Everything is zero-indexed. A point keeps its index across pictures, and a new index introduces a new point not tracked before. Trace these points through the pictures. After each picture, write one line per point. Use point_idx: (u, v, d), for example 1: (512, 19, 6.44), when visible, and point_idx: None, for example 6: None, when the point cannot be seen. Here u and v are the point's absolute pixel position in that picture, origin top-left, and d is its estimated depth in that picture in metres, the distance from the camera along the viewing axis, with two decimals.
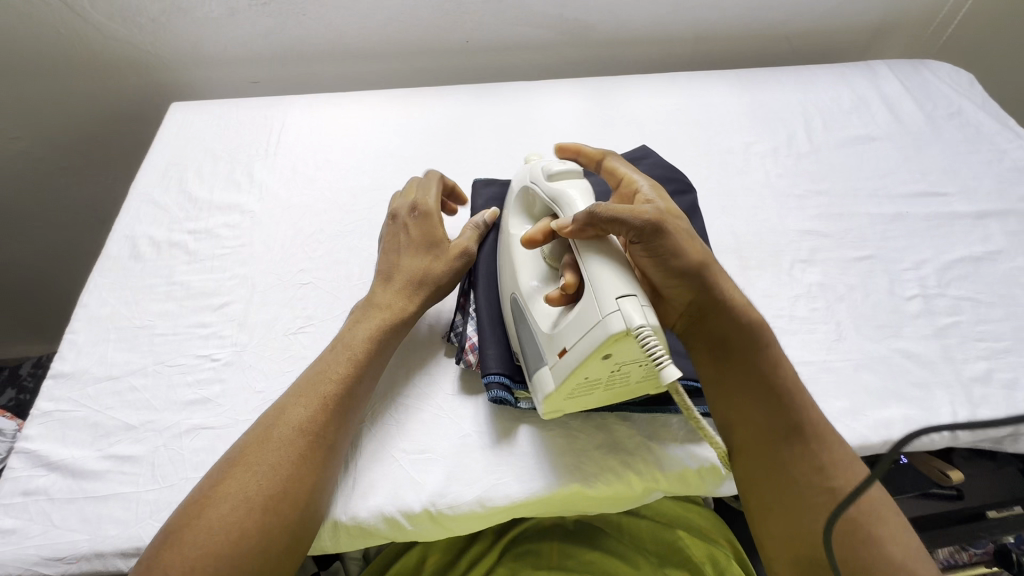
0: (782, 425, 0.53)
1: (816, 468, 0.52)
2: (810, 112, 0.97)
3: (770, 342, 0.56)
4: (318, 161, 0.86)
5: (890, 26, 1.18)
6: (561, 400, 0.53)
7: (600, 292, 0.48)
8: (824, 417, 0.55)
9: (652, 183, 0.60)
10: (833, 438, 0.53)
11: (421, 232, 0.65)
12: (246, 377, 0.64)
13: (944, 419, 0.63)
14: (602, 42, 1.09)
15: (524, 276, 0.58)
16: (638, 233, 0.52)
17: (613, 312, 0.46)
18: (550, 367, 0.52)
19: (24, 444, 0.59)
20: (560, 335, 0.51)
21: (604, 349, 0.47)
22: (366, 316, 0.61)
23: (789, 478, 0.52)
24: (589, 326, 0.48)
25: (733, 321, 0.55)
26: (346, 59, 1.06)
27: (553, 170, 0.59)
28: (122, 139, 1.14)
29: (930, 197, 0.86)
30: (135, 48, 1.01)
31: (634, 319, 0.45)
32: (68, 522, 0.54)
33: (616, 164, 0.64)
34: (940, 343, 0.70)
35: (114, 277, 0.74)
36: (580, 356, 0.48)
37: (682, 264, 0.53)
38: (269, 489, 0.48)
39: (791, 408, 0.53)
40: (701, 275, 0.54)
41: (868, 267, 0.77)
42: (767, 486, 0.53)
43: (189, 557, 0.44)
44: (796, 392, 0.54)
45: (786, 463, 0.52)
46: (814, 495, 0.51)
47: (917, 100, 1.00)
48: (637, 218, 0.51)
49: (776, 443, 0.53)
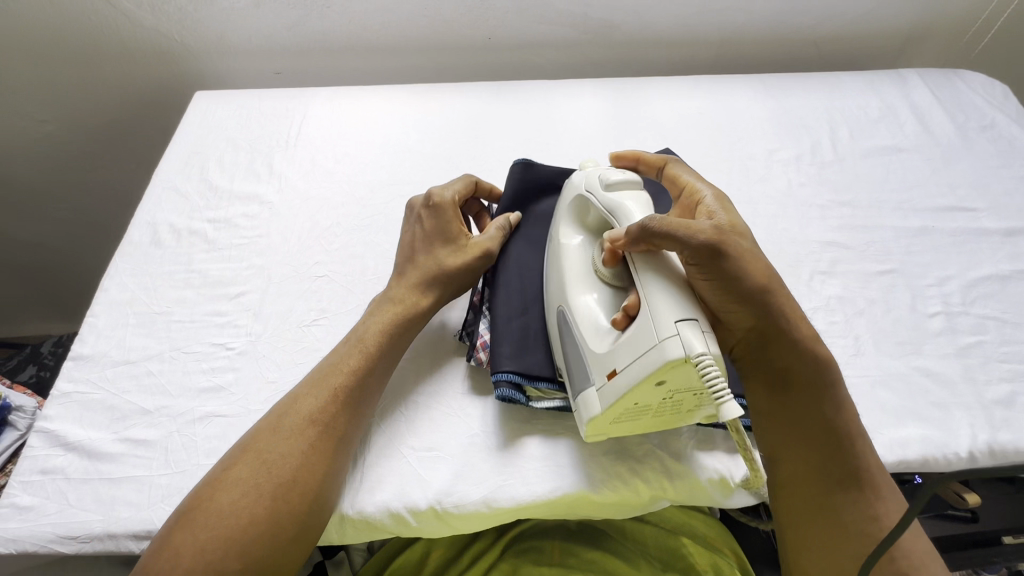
0: (835, 461, 0.52)
1: (870, 517, 0.50)
2: (836, 120, 0.95)
3: (828, 372, 0.55)
4: (336, 154, 0.87)
5: (922, 33, 1.15)
6: (605, 424, 0.53)
7: (658, 317, 0.48)
8: (881, 466, 0.54)
9: (717, 194, 0.61)
10: (884, 486, 0.52)
11: (437, 227, 0.65)
12: (260, 367, 0.65)
13: (963, 441, 0.62)
14: (625, 43, 1.08)
15: (574, 290, 0.57)
16: (696, 253, 0.52)
17: (672, 336, 0.46)
18: (598, 389, 0.52)
19: (43, 424, 0.61)
20: (611, 356, 0.51)
21: (660, 375, 0.46)
22: (380, 309, 0.62)
23: (839, 524, 0.51)
24: (643, 349, 0.48)
25: (794, 352, 0.55)
26: (368, 52, 1.06)
27: (611, 179, 0.60)
28: (146, 125, 1.16)
29: (957, 212, 0.83)
30: (161, 37, 1.02)
31: (694, 346, 0.46)
32: (82, 502, 0.55)
33: (680, 172, 0.65)
34: (961, 363, 0.68)
35: (134, 263, 0.75)
36: (633, 380, 0.48)
37: (743, 291, 0.53)
38: (278, 476, 0.49)
39: (844, 444, 0.53)
40: (761, 302, 0.54)
41: (890, 281, 0.76)
42: (813, 527, 0.52)
43: (200, 538, 0.45)
44: (850, 428, 0.53)
45: (838, 509, 0.51)
46: (861, 542, 0.50)
47: (948, 110, 0.97)
48: (693, 235, 0.51)
49: (830, 487, 0.52)
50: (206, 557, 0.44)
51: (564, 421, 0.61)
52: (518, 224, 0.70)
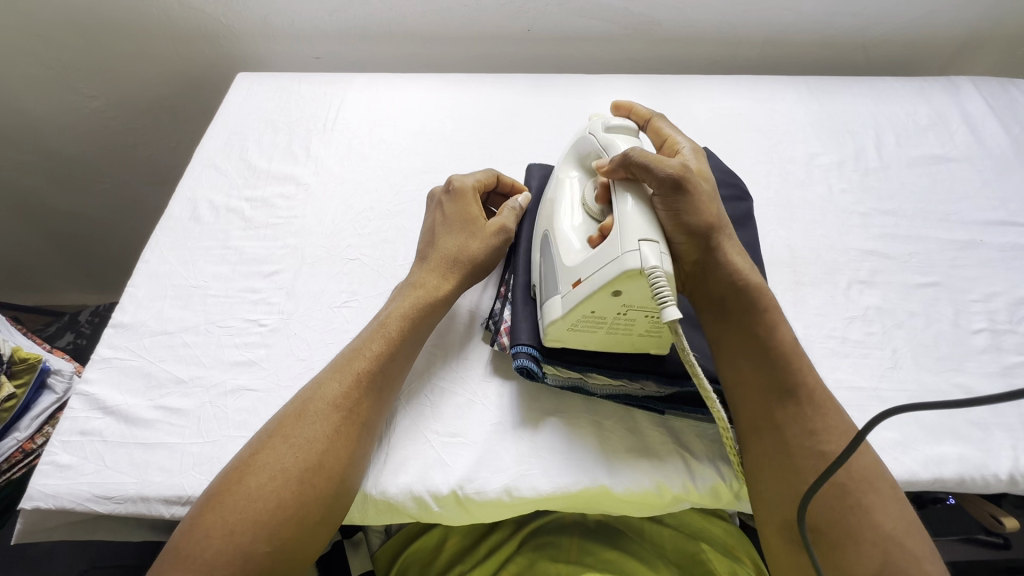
0: (777, 385, 0.53)
1: (807, 431, 0.51)
2: (882, 126, 0.92)
3: (773, 310, 0.56)
4: (373, 140, 0.88)
5: (979, 40, 1.11)
6: (565, 330, 0.55)
7: (624, 232, 0.49)
8: (824, 389, 0.54)
9: (696, 148, 0.63)
10: (829, 408, 0.52)
11: (457, 212, 0.66)
12: (291, 345, 0.66)
13: (1003, 463, 0.60)
14: (666, 39, 1.06)
15: (559, 215, 0.60)
16: (660, 186, 0.53)
17: (632, 250, 0.48)
18: (561, 296, 0.54)
19: (83, 387, 0.63)
20: (577, 267, 0.53)
21: (615, 285, 0.49)
22: (402, 294, 0.62)
23: (780, 437, 0.51)
24: (605, 261, 0.50)
25: (733, 280, 0.56)
26: (407, 41, 1.07)
27: (611, 123, 0.61)
28: (187, 103, 1.18)
29: (1007, 226, 0.80)
30: (208, 19, 1.04)
31: (650, 260, 0.47)
32: (117, 465, 0.57)
33: (662, 125, 0.66)
34: (1005, 382, 0.66)
35: (174, 237, 0.77)
36: (592, 287, 0.50)
37: (693, 222, 0.54)
38: (305, 461, 0.50)
39: (788, 370, 0.53)
40: (706, 236, 0.55)
41: (932, 295, 0.73)
42: (758, 441, 0.52)
43: (229, 520, 0.46)
44: (798, 358, 0.54)
45: (779, 424, 0.52)
46: (804, 458, 0.50)
47: (1002, 121, 0.93)
48: (663, 168, 0.52)
49: (768, 401, 0.53)
50: (236, 539, 0.46)
51: (591, 413, 0.60)
52: (530, 210, 0.71)
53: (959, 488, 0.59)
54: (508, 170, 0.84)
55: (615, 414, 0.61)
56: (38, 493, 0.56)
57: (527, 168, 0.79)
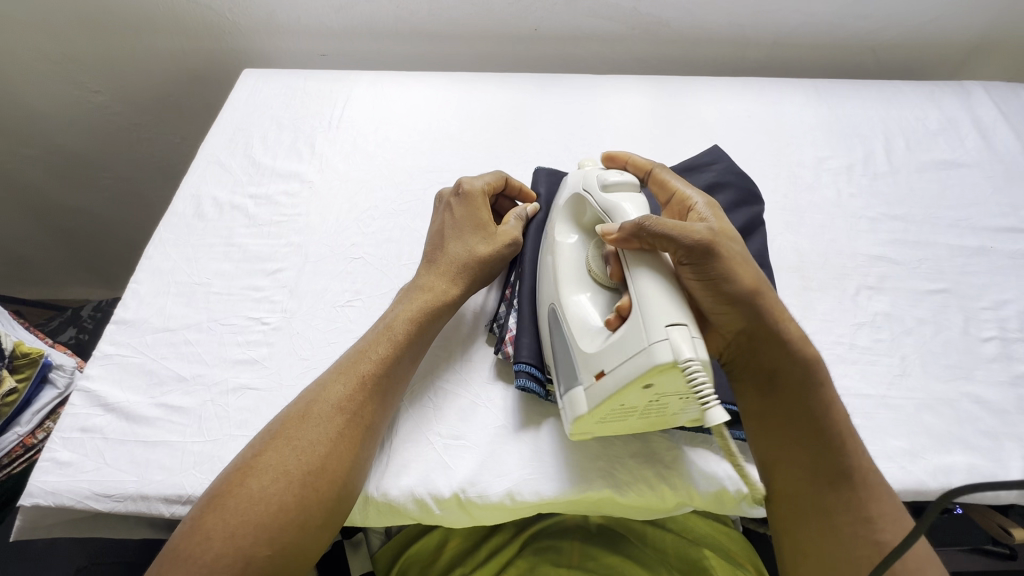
0: (828, 468, 0.51)
1: (863, 519, 0.49)
2: (891, 131, 0.91)
3: (823, 383, 0.54)
4: (377, 138, 0.87)
5: (992, 43, 1.09)
6: (592, 423, 0.52)
7: (649, 319, 0.47)
8: (873, 466, 0.52)
9: (709, 201, 0.59)
10: (881, 491, 0.51)
11: (467, 216, 0.65)
12: (294, 344, 0.65)
13: (1013, 473, 0.59)
14: (673, 39, 1.05)
15: (567, 289, 0.57)
16: (688, 252, 0.51)
17: (661, 340, 0.45)
18: (586, 388, 0.51)
19: (84, 383, 0.62)
20: (600, 356, 0.49)
21: (645, 378, 0.45)
22: (409, 298, 0.61)
23: (831, 525, 0.50)
24: (631, 352, 0.47)
25: (783, 355, 0.54)
26: (413, 38, 1.06)
27: (608, 180, 0.59)
28: (192, 100, 1.18)
29: (1018, 234, 0.79)
30: (213, 14, 1.04)
31: (682, 350, 0.44)
32: (117, 462, 0.57)
33: (667, 177, 0.63)
34: (1016, 392, 0.65)
35: (177, 233, 0.76)
36: (620, 382, 0.47)
37: (732, 289, 0.52)
38: (308, 464, 0.49)
39: (838, 451, 0.51)
40: (750, 305, 0.52)
41: (941, 302, 0.72)
42: (805, 527, 0.51)
43: (229, 522, 0.46)
44: (847, 437, 0.52)
45: (831, 509, 0.50)
46: (857, 549, 0.48)
47: (1013, 126, 0.92)
48: (688, 235, 0.51)
49: (819, 488, 0.51)
50: (236, 541, 0.45)
51: None
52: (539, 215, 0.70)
53: (968, 499, 0.58)
54: (514, 171, 0.83)
55: None
56: (37, 489, 0.55)
57: (534, 169, 0.78)
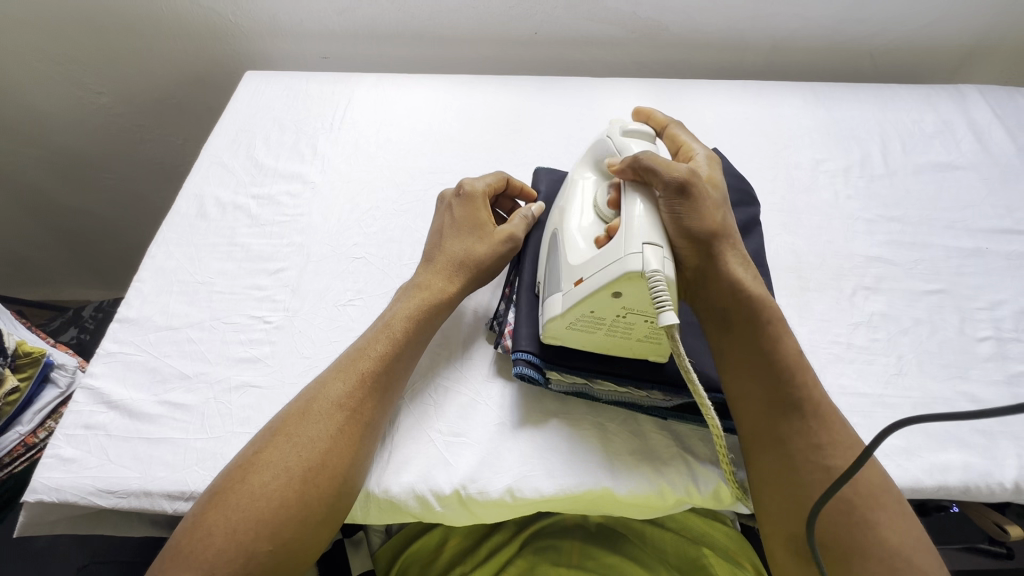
0: (779, 399, 0.52)
1: (813, 446, 0.50)
2: (888, 133, 0.92)
3: (777, 321, 0.55)
4: (379, 139, 0.88)
5: (988, 47, 1.10)
6: (563, 328, 0.55)
7: (630, 233, 0.50)
8: (827, 399, 0.53)
9: (709, 154, 0.63)
10: (835, 421, 0.52)
11: (466, 216, 0.66)
12: (295, 342, 0.66)
13: (1008, 471, 0.60)
14: (672, 43, 1.07)
15: (570, 214, 0.59)
16: (666, 189, 0.54)
17: (636, 252, 0.48)
18: (563, 294, 0.54)
19: (88, 381, 0.63)
20: (581, 265, 0.53)
21: (616, 285, 0.49)
22: (408, 295, 0.62)
23: (786, 452, 0.51)
24: (608, 260, 0.50)
25: (734, 292, 0.55)
26: (416, 41, 1.07)
27: (629, 128, 0.62)
28: (195, 102, 1.19)
29: (1013, 235, 0.80)
30: (217, 16, 1.04)
31: (652, 263, 0.48)
32: (121, 459, 0.57)
33: (678, 132, 0.67)
34: (1011, 391, 0.66)
35: (180, 233, 0.77)
36: (593, 287, 0.50)
37: (695, 227, 0.54)
38: (309, 460, 0.49)
39: (793, 385, 0.52)
40: (707, 243, 0.55)
41: (938, 302, 0.73)
42: (762, 456, 0.52)
43: (231, 519, 0.46)
44: (803, 370, 0.53)
45: (782, 439, 0.51)
46: (807, 472, 0.49)
47: (1008, 129, 0.93)
48: (671, 172, 0.54)
49: (772, 418, 0.52)
50: (239, 538, 0.46)
51: (593, 415, 0.60)
52: (542, 217, 0.70)
53: (964, 496, 0.59)
54: (515, 172, 0.84)
55: (618, 416, 0.60)
56: (41, 486, 0.56)
57: (536, 169, 0.78)
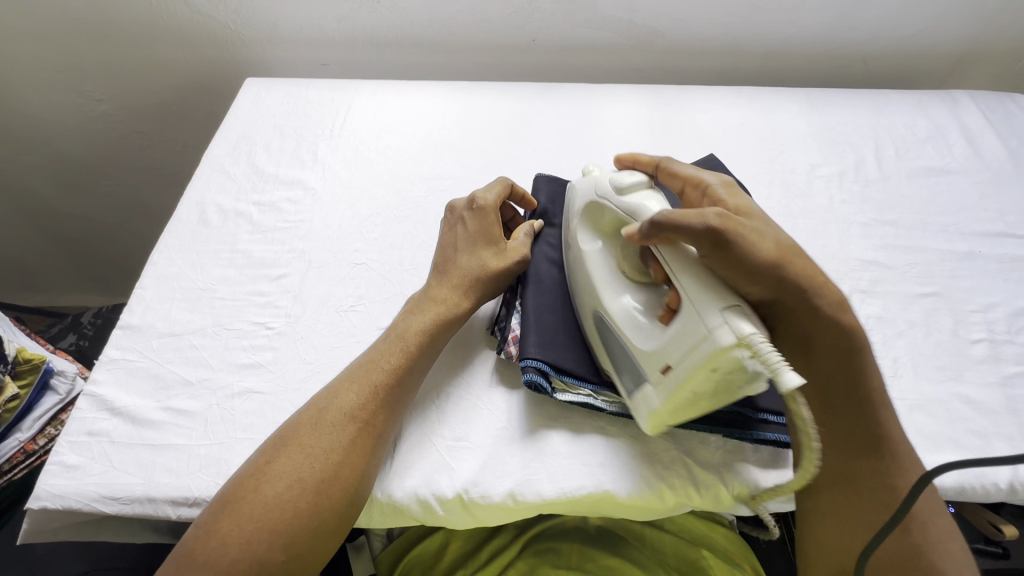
0: (860, 436, 0.53)
1: (887, 486, 0.51)
2: (881, 138, 0.93)
3: (860, 350, 0.54)
4: (379, 146, 0.89)
5: (979, 54, 1.12)
6: (667, 416, 0.54)
7: (700, 307, 0.48)
8: (903, 436, 0.54)
9: (722, 181, 0.60)
10: (908, 459, 0.52)
11: (480, 229, 0.66)
12: (297, 348, 0.66)
13: (1002, 472, 0.60)
14: (668, 50, 1.08)
15: (607, 295, 0.58)
16: (702, 242, 0.51)
17: (719, 325, 0.47)
18: (653, 383, 0.53)
19: (91, 388, 0.63)
20: (661, 351, 0.51)
21: (712, 364, 0.47)
22: (420, 308, 0.62)
23: (855, 490, 0.52)
24: (692, 343, 0.48)
25: (818, 321, 0.54)
26: (414, 48, 1.08)
27: (622, 183, 0.59)
28: (194, 108, 1.19)
29: (1006, 238, 0.81)
30: (217, 24, 1.05)
31: (742, 328, 0.46)
32: (125, 466, 0.58)
33: (675, 166, 0.63)
34: (1005, 393, 0.66)
35: (182, 240, 0.77)
36: (689, 374, 0.49)
37: (754, 263, 0.51)
38: (322, 471, 0.50)
39: (870, 421, 0.53)
40: (772, 273, 0.52)
41: (932, 305, 0.74)
42: (830, 492, 0.53)
43: (245, 528, 0.47)
44: (879, 406, 0.53)
45: (853, 478, 0.52)
46: (874, 511, 0.51)
47: (1000, 135, 0.94)
48: (700, 224, 0.50)
49: (850, 455, 0.53)
50: (253, 547, 0.46)
51: (592, 419, 0.61)
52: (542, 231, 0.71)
53: (960, 497, 0.60)
54: (515, 178, 0.85)
55: (618, 422, 0.61)
56: (44, 493, 0.56)
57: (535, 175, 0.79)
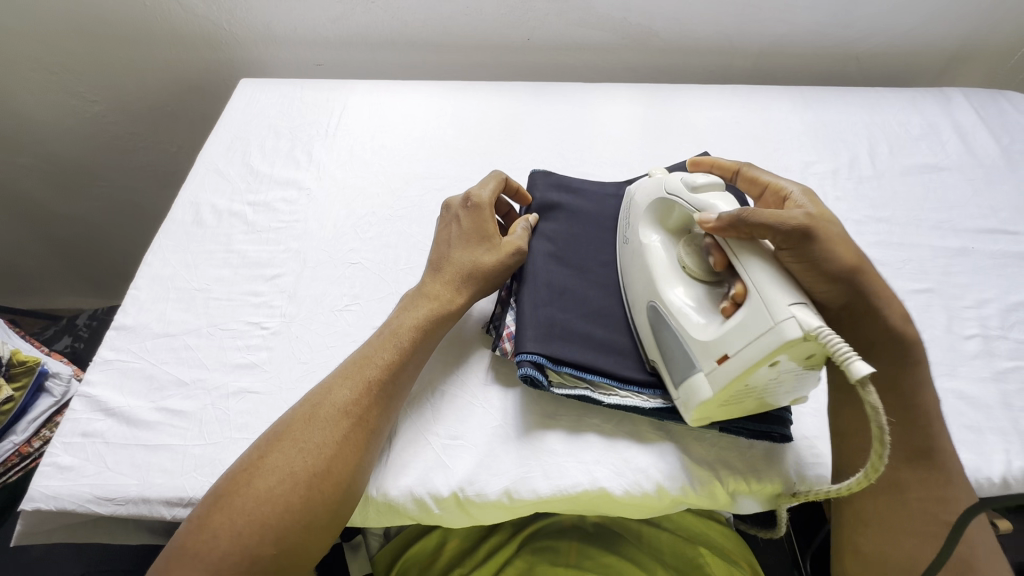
0: (914, 446, 0.53)
1: (938, 498, 0.51)
2: (874, 135, 0.94)
3: (920, 364, 0.54)
4: (373, 146, 0.89)
5: (972, 51, 1.13)
6: (714, 407, 0.53)
7: (768, 299, 0.47)
8: (953, 451, 0.54)
9: (804, 189, 0.59)
10: (959, 475, 0.52)
11: (474, 226, 0.66)
12: (293, 348, 0.66)
13: (996, 466, 0.61)
14: (662, 49, 1.08)
15: (664, 285, 0.57)
16: (786, 238, 0.51)
17: (787, 318, 0.46)
18: (706, 373, 0.52)
19: (85, 388, 0.63)
20: (720, 340, 0.50)
21: (774, 357, 0.47)
22: (416, 304, 0.62)
23: (901, 499, 0.52)
24: (755, 333, 0.48)
25: (883, 329, 0.54)
26: (408, 48, 1.08)
27: (697, 182, 0.59)
28: (188, 109, 1.19)
29: (999, 234, 0.82)
30: (211, 25, 1.05)
31: (809, 323, 0.45)
32: (119, 466, 0.58)
33: (757, 173, 0.64)
34: (998, 387, 0.67)
35: (176, 240, 0.77)
36: (745, 364, 0.48)
37: (835, 269, 0.52)
38: (314, 466, 0.50)
39: (929, 434, 0.53)
40: (851, 282, 0.52)
41: (926, 301, 0.74)
42: (873, 500, 0.53)
43: (237, 522, 0.46)
44: (935, 419, 0.53)
45: (902, 485, 0.52)
46: (925, 522, 0.50)
47: (992, 132, 0.95)
48: (785, 222, 0.51)
49: (900, 463, 0.53)
50: (244, 540, 0.46)
51: (588, 416, 0.61)
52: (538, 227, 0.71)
53: None
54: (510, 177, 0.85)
55: (613, 418, 0.61)
56: (38, 494, 0.56)
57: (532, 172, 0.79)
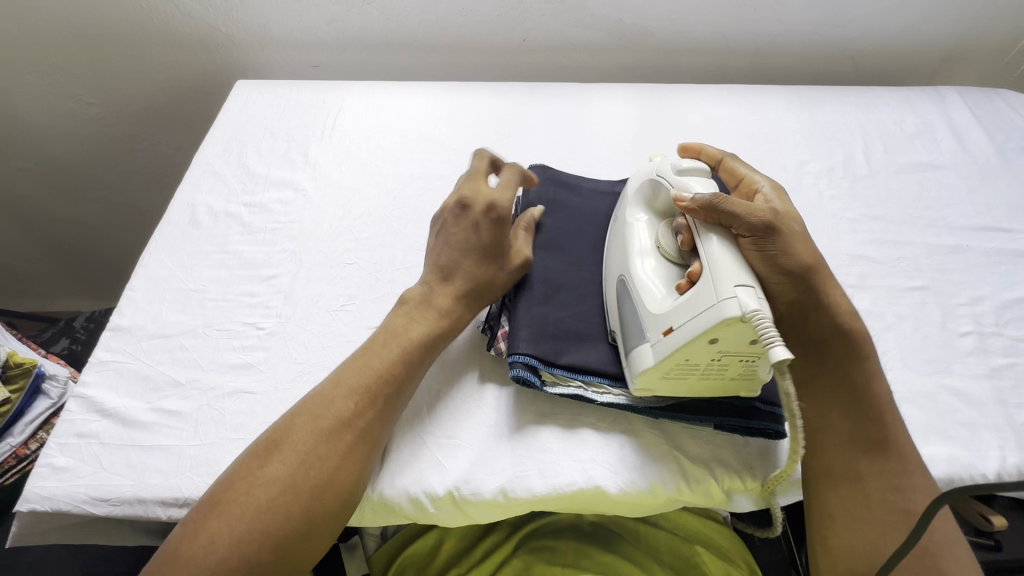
0: (868, 438, 0.53)
1: (893, 487, 0.51)
2: (869, 134, 0.94)
3: (869, 359, 0.56)
4: (369, 147, 0.89)
5: (966, 51, 1.13)
6: (657, 379, 0.54)
7: (717, 278, 0.49)
8: (912, 447, 0.54)
9: (775, 186, 0.62)
10: (918, 469, 0.52)
11: (494, 239, 0.63)
12: (289, 348, 0.66)
13: (990, 463, 0.61)
14: (658, 49, 1.08)
15: (631, 260, 0.59)
16: (749, 229, 0.53)
17: (730, 297, 0.47)
18: (652, 344, 0.53)
19: (80, 390, 0.63)
20: (668, 314, 0.52)
21: (713, 332, 0.48)
22: (422, 315, 0.61)
23: (862, 490, 0.52)
24: (702, 308, 0.49)
25: (831, 323, 0.56)
26: (404, 49, 1.08)
27: (683, 166, 0.60)
28: (184, 110, 1.19)
29: (993, 232, 0.82)
30: (208, 28, 1.06)
31: (749, 305, 0.47)
32: (114, 467, 0.58)
33: (736, 164, 0.65)
34: (992, 384, 0.67)
35: (172, 241, 0.77)
36: (687, 337, 0.49)
37: (790, 263, 0.54)
38: (315, 477, 0.50)
39: (882, 424, 0.53)
40: (805, 281, 0.54)
41: (920, 298, 0.74)
42: (834, 491, 0.53)
43: (235, 530, 0.46)
44: (891, 411, 0.54)
45: (861, 476, 0.52)
46: (886, 515, 0.50)
47: (987, 130, 0.95)
48: (751, 215, 0.53)
49: (857, 453, 0.53)
50: (243, 547, 0.46)
51: (583, 414, 0.61)
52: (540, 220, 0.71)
53: (949, 488, 0.60)
54: None
55: (609, 415, 0.61)
56: (34, 495, 0.56)
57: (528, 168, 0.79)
